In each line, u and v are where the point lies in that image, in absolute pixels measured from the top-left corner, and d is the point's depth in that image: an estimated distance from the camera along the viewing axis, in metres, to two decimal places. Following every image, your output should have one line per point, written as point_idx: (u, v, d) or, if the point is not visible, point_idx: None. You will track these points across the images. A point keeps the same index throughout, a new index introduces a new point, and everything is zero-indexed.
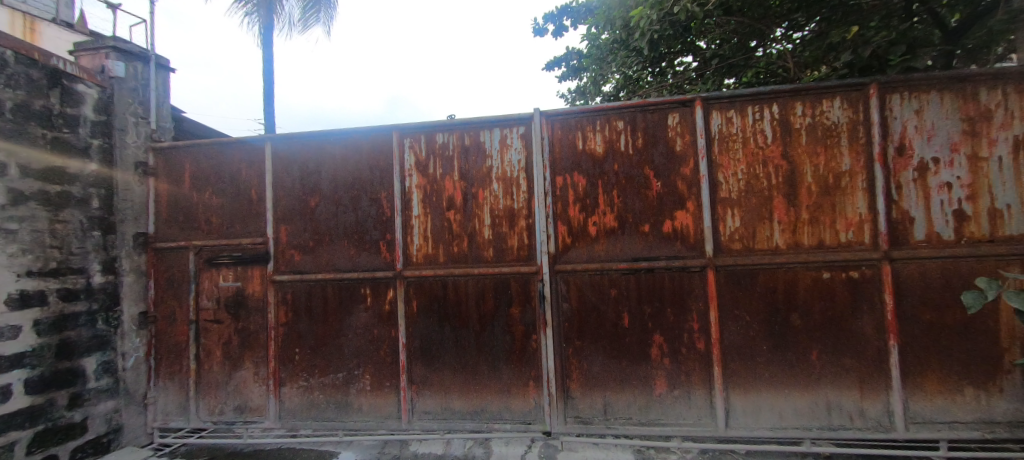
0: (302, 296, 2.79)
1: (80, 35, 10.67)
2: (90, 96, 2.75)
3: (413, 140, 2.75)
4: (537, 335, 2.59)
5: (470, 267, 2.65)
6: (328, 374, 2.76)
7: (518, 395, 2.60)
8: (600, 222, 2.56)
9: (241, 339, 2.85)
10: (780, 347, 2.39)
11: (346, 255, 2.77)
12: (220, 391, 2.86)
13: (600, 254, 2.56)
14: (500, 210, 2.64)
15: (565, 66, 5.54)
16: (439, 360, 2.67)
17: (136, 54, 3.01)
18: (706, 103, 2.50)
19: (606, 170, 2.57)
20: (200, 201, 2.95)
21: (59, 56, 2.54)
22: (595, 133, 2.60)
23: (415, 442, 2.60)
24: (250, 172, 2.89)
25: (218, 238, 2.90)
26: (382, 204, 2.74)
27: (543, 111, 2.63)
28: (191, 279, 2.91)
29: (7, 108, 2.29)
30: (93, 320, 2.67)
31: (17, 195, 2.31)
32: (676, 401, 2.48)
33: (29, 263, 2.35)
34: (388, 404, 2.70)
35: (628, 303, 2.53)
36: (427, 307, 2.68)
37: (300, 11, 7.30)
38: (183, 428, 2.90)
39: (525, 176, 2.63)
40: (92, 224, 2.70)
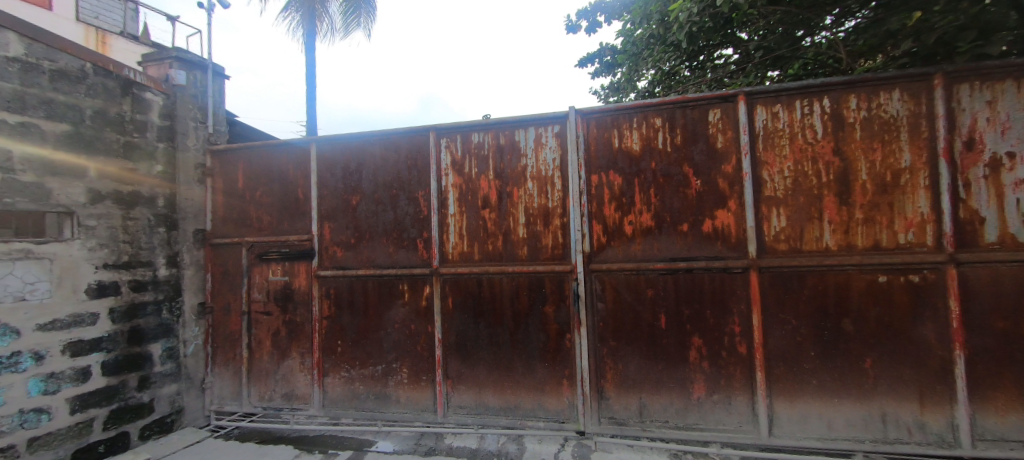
0: (344, 290, 2.91)
1: (146, 47, 11.54)
2: (156, 103, 2.98)
3: (449, 139, 2.80)
4: (571, 335, 2.58)
5: (505, 265, 2.68)
6: (368, 366, 2.86)
7: (551, 394, 2.61)
8: (636, 221, 2.51)
9: (289, 330, 3.01)
10: (830, 354, 2.27)
11: (386, 252, 2.86)
12: (270, 379, 3.03)
13: (637, 254, 2.52)
14: (535, 209, 2.64)
15: (599, 62, 5.45)
16: (474, 356, 2.71)
17: (197, 63, 3.24)
18: (750, 98, 2.40)
19: (643, 168, 2.52)
20: (251, 200, 3.13)
21: (130, 67, 2.78)
22: (632, 130, 2.55)
23: (450, 436, 2.64)
24: (296, 172, 3.04)
25: (268, 235, 3.07)
26: (419, 203, 2.81)
27: (578, 109, 2.61)
28: (244, 273, 3.10)
29: (87, 115, 2.58)
30: (159, 309, 2.90)
31: (96, 195, 2.58)
32: (716, 406, 2.40)
33: (105, 256, 2.61)
34: (424, 397, 2.77)
35: (665, 304, 2.48)
36: (463, 303, 2.73)
37: (341, 17, 7.59)
38: (236, 412, 3.10)
39: (559, 175, 2.62)
40: (159, 221, 2.93)
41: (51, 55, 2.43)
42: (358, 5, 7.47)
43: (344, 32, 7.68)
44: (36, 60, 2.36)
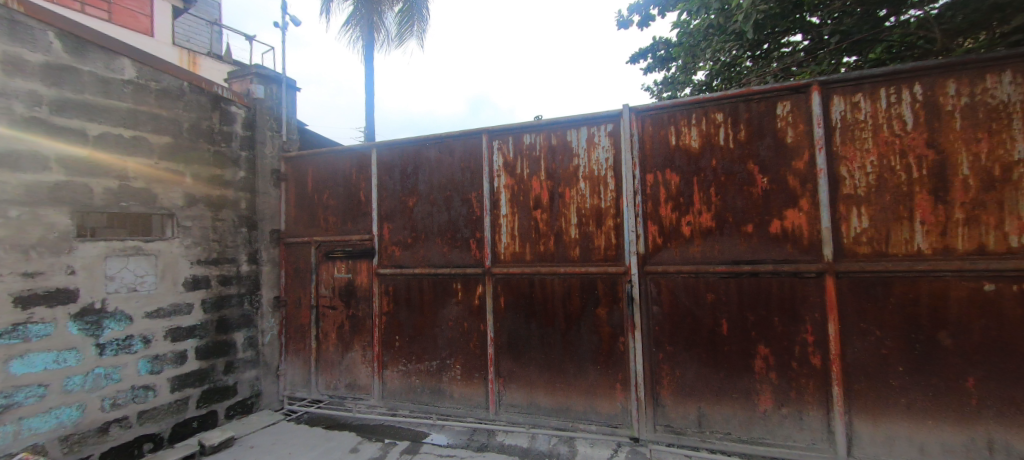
0: (402, 288, 3.05)
1: (228, 65, 12.78)
2: (240, 116, 3.29)
3: (502, 141, 2.84)
4: (624, 338, 2.52)
5: (557, 266, 2.67)
6: (423, 361, 2.98)
7: (604, 397, 2.56)
8: (695, 222, 2.40)
9: (352, 324, 3.20)
10: (922, 370, 2.03)
11: (441, 251, 2.96)
12: (335, 369, 3.25)
13: (695, 256, 2.41)
14: (587, 210, 2.61)
15: (652, 57, 5.26)
16: (526, 355, 2.73)
17: (273, 78, 3.54)
18: (825, 88, 2.21)
19: (703, 166, 2.40)
20: (319, 202, 3.37)
21: (219, 84, 3.10)
22: (690, 126, 2.44)
23: (502, 433, 2.67)
24: (358, 176, 3.24)
25: (334, 235, 3.29)
26: (472, 204, 2.88)
27: (632, 107, 2.54)
28: (313, 270, 3.33)
29: (185, 129, 2.91)
30: (242, 301, 3.21)
31: (191, 198, 2.91)
32: (785, 421, 2.24)
33: (199, 253, 2.94)
34: (477, 393, 2.83)
35: (727, 309, 2.35)
36: (515, 303, 2.76)
37: (397, 27, 7.93)
38: (306, 398, 3.34)
39: (612, 175, 2.57)
40: (241, 221, 3.24)
41: (157, 76, 2.77)
42: (412, 14, 7.78)
43: (399, 40, 8.02)
44: (145, 82, 2.71)
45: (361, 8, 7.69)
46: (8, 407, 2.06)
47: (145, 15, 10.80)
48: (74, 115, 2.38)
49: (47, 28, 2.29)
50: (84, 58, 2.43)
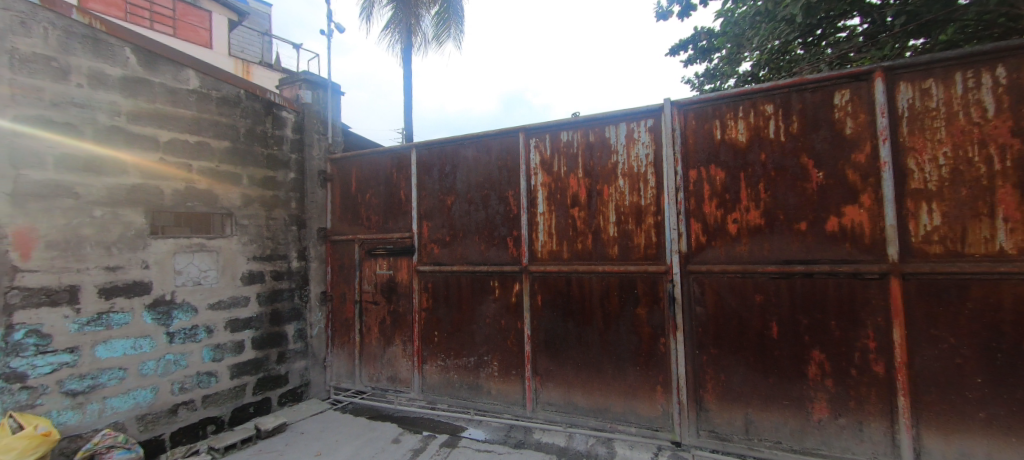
0: (440, 285, 3.12)
1: (278, 73, 13.53)
2: (290, 120, 3.47)
3: (539, 139, 2.84)
4: (666, 339, 2.44)
5: (595, 265, 2.63)
6: (462, 357, 3.03)
7: (644, 399, 2.50)
8: (742, 219, 2.29)
9: (393, 319, 3.31)
10: (1005, 383, 1.83)
11: (478, 249, 3.00)
12: (377, 362, 3.37)
13: (742, 255, 2.30)
14: (626, 207, 2.56)
15: (693, 48, 5.06)
16: (563, 354, 2.71)
17: (320, 83, 3.71)
18: (890, 74, 2.04)
19: (751, 161, 2.29)
20: (362, 201, 3.50)
21: (271, 91, 3.29)
22: (737, 120, 2.34)
23: (539, 431, 2.67)
24: (399, 175, 3.34)
25: (376, 232, 3.40)
26: (509, 202, 2.89)
27: (674, 101, 2.46)
28: (357, 267, 3.47)
29: (242, 134, 3.12)
30: (293, 295, 3.39)
31: (248, 199, 3.12)
32: (843, 432, 2.10)
33: (254, 250, 3.13)
34: (514, 391, 2.85)
35: (778, 312, 2.23)
36: (552, 301, 2.75)
37: (433, 30, 8.10)
38: (350, 389, 3.49)
39: (653, 171, 2.50)
40: (292, 220, 3.43)
41: (218, 85, 2.98)
42: (448, 16, 7.91)
43: (436, 42, 8.17)
44: (207, 91, 2.92)
45: (400, 12, 7.90)
46: (94, 387, 2.31)
47: (205, 29, 11.63)
48: (147, 124, 2.61)
49: (124, 45, 2.53)
50: (156, 71, 2.66)
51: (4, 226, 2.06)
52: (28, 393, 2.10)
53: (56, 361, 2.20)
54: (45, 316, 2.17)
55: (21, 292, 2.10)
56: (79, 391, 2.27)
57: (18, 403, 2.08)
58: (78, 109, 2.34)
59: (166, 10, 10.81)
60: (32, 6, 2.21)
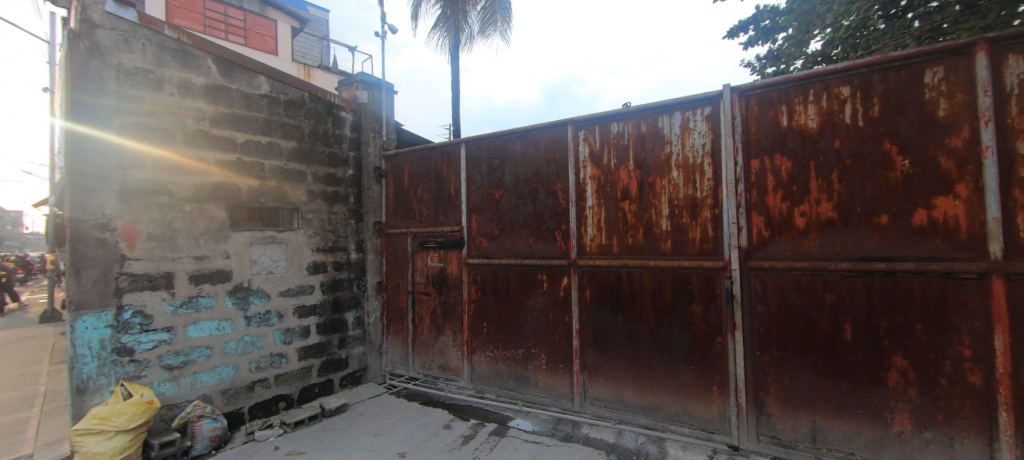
0: (489, 277, 3.18)
1: (335, 75, 14.31)
2: (348, 120, 3.67)
3: (588, 132, 2.79)
4: (723, 338, 2.33)
5: (646, 259, 2.56)
6: (510, 349, 3.08)
7: (698, 400, 2.41)
8: (811, 212, 2.13)
9: (444, 310, 3.43)
10: None
11: (526, 242, 3.02)
12: (429, 351, 3.51)
13: (810, 251, 2.13)
14: (680, 200, 2.46)
15: (754, 29, 4.73)
16: (613, 349, 2.67)
17: (375, 83, 3.88)
18: (995, 47, 1.79)
19: (822, 149, 2.11)
20: (414, 195, 3.63)
21: (331, 92, 3.48)
22: (806, 105, 2.16)
23: (587, 426, 2.65)
24: (449, 171, 3.43)
25: (427, 226, 3.52)
26: (558, 195, 2.88)
27: (734, 87, 2.32)
28: (410, 259, 3.62)
29: (307, 134, 3.34)
30: (352, 285, 3.61)
31: (312, 194, 3.34)
32: (929, 447, 1.90)
33: (318, 242, 3.36)
34: (562, 384, 2.86)
35: (852, 313, 2.05)
36: (601, 296, 2.72)
37: (479, 25, 8.20)
38: (404, 375, 3.66)
39: (710, 162, 2.37)
40: (351, 214, 3.63)
41: (284, 89, 3.20)
42: (495, 10, 7.95)
43: (482, 37, 8.26)
44: (276, 95, 3.15)
45: (447, 10, 8.06)
46: (186, 363, 2.61)
47: (272, 37, 12.53)
48: (226, 127, 2.87)
49: (207, 56, 2.79)
50: (233, 78, 2.91)
51: (114, 220, 2.38)
52: (135, 366, 2.42)
53: (156, 339, 2.51)
54: (148, 298, 2.48)
55: (129, 277, 2.42)
56: (175, 366, 2.57)
57: (127, 373, 2.40)
58: (170, 115, 2.62)
59: (238, 21, 11.78)
60: (133, 25, 2.49)
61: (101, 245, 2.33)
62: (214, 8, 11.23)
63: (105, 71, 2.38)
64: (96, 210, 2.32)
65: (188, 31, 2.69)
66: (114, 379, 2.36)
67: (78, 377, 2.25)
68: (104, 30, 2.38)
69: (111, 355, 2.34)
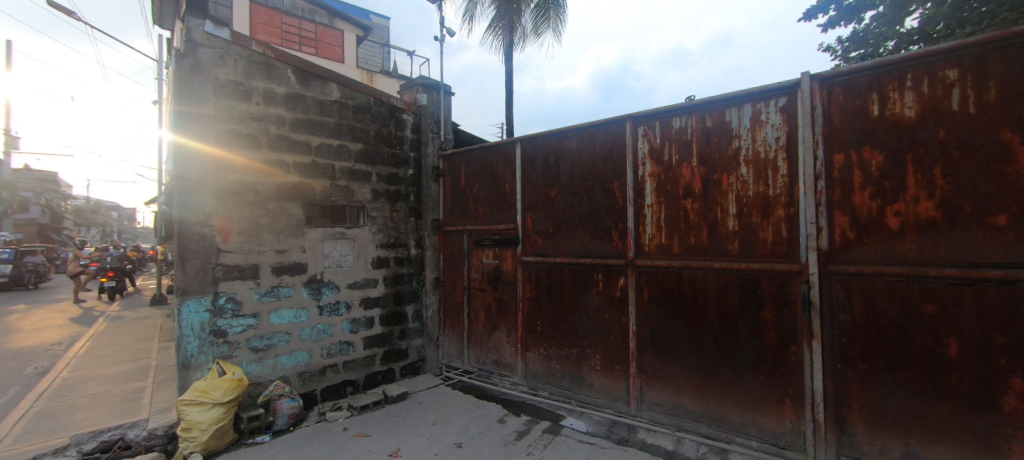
0: (543, 275, 3.19)
1: (395, 79, 15.02)
2: (409, 122, 3.84)
3: (648, 127, 2.70)
4: (798, 347, 2.16)
5: (710, 261, 2.44)
6: (564, 347, 3.07)
7: (768, 412, 2.25)
8: (908, 211, 1.88)
9: (498, 306, 3.49)
10: None
11: (582, 241, 2.99)
12: (484, 346, 3.59)
13: (906, 255, 1.89)
14: (749, 198, 2.31)
15: (835, 9, 4.32)
16: (672, 353, 2.58)
17: (434, 86, 4.02)
18: None
19: (922, 140, 1.86)
20: (470, 194, 3.73)
21: (394, 96, 3.66)
22: (903, 91, 1.91)
23: (644, 431, 2.58)
24: (505, 169, 3.48)
25: (483, 224, 3.60)
26: (615, 194, 2.82)
27: (814, 75, 2.12)
28: (466, 255, 3.72)
29: (372, 136, 3.54)
30: (412, 279, 3.79)
31: (376, 193, 3.55)
32: None
33: (381, 238, 3.57)
34: (618, 386, 2.80)
35: (958, 326, 1.78)
36: (660, 298, 2.63)
37: (533, 22, 8.19)
38: (460, 368, 3.78)
39: (784, 157, 2.20)
40: (411, 212, 3.81)
41: (352, 94, 3.42)
42: (548, 7, 7.92)
43: (536, 34, 8.26)
44: (346, 100, 3.37)
45: (502, 9, 8.12)
46: (269, 346, 2.89)
47: (339, 46, 13.41)
48: (303, 131, 3.13)
49: (287, 67, 3.05)
50: (308, 87, 3.16)
51: (212, 217, 2.69)
52: (228, 347, 2.73)
53: (245, 323, 2.80)
54: (237, 286, 2.77)
55: (223, 268, 2.72)
56: (260, 348, 2.86)
57: (221, 353, 2.71)
58: (256, 123, 2.91)
59: (310, 33, 12.76)
60: (227, 42, 2.79)
61: (202, 238, 2.64)
62: (289, 22, 12.24)
63: (204, 85, 2.68)
64: (198, 208, 2.63)
65: (271, 45, 2.95)
66: (211, 357, 2.67)
67: (184, 353, 2.57)
68: (204, 48, 2.69)
69: (208, 336, 2.66)
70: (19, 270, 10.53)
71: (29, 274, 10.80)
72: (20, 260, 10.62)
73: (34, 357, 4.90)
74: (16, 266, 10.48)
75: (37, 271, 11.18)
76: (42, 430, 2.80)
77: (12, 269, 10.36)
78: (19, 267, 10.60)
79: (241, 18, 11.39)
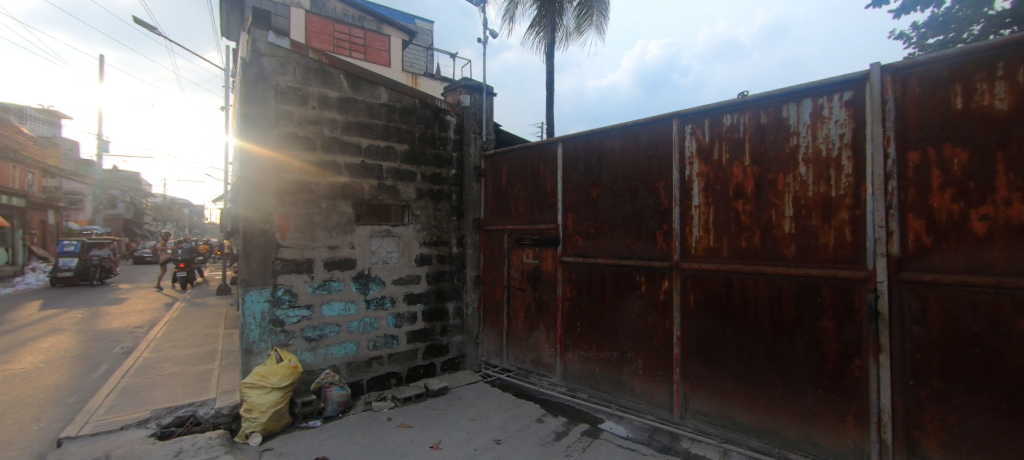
0: (584, 276, 3.17)
1: (437, 81, 15.38)
2: (452, 123, 3.93)
3: (696, 125, 2.60)
4: (863, 361, 1.99)
5: (763, 265, 2.32)
6: (604, 350, 3.03)
7: (827, 428, 2.11)
8: (998, 215, 1.66)
9: (538, 306, 3.50)
10: None
11: (624, 243, 2.93)
12: (523, 345, 3.61)
13: (993, 264, 1.69)
14: (809, 199, 2.16)
15: None
16: (719, 361, 2.47)
17: (477, 87, 4.09)
18: None
19: (1016, 135, 1.63)
20: (511, 193, 3.75)
21: (437, 98, 3.76)
22: (994, 81, 1.70)
23: (688, 440, 2.49)
24: (546, 169, 3.48)
25: (524, 223, 3.62)
26: (660, 194, 2.75)
27: (886, 66, 1.95)
28: (506, 254, 3.76)
29: (417, 137, 3.66)
30: (453, 277, 3.88)
31: (420, 193, 3.66)
32: None
33: (425, 236, 3.68)
34: (660, 392, 2.72)
35: None
36: (706, 302, 2.53)
37: (575, 20, 8.11)
38: (498, 366, 3.83)
39: (849, 155, 2.04)
40: (453, 211, 3.90)
41: (399, 97, 3.55)
42: (591, 5, 7.81)
43: (578, 32, 8.18)
44: (393, 103, 3.51)
45: (543, 9, 8.10)
46: (321, 336, 3.07)
47: (386, 51, 13.89)
48: (354, 133, 3.29)
49: (340, 73, 3.21)
50: (359, 91, 3.32)
51: (272, 214, 2.89)
52: (285, 335, 2.93)
53: (300, 314, 2.99)
54: (294, 279, 2.97)
55: (282, 261, 2.92)
56: (313, 338, 3.04)
57: (279, 341, 2.91)
58: (312, 126, 3.09)
59: (359, 39, 13.37)
60: (287, 51, 2.99)
61: (263, 234, 2.85)
62: (341, 30, 12.92)
63: (267, 92, 2.89)
64: (260, 206, 2.84)
65: (326, 51, 3.12)
66: (270, 344, 2.88)
67: (247, 340, 2.79)
68: (267, 57, 2.90)
69: (268, 325, 2.86)
70: (83, 264, 11.27)
71: (94, 268, 11.45)
72: (85, 253, 11.39)
73: (121, 338, 5.51)
74: (81, 260, 11.23)
75: (106, 264, 11.95)
76: (128, 403, 3.14)
77: (77, 263, 11.09)
78: (84, 261, 11.33)
79: (297, 28, 12.13)
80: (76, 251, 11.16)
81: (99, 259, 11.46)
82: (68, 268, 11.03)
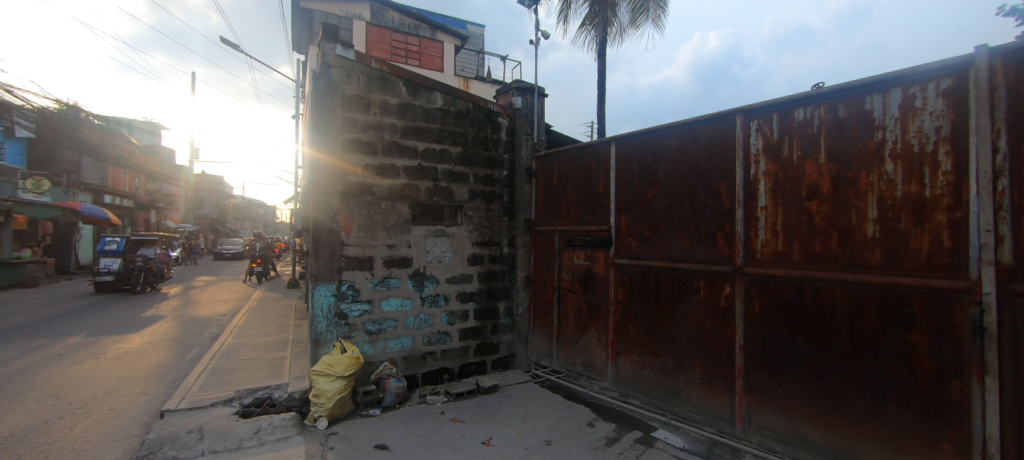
0: (638, 279, 3.08)
1: (488, 83, 15.61)
2: (504, 125, 3.98)
3: (762, 122, 2.46)
4: (963, 383, 1.76)
5: (841, 272, 2.12)
6: (659, 356, 2.93)
7: (918, 456, 1.89)
8: None
9: (589, 308, 3.46)
10: None
11: (681, 246, 2.82)
12: (574, 346, 3.59)
13: None
14: (897, 200, 1.95)
15: None
16: (788, 374, 2.31)
17: (528, 89, 4.13)
18: None
19: None
20: (562, 194, 3.74)
21: (489, 100, 3.83)
22: None
23: (752, 456, 2.35)
24: (598, 169, 3.44)
25: (575, 224, 3.60)
26: (721, 194, 2.61)
27: (995, 48, 1.72)
28: (557, 256, 3.75)
29: (470, 139, 3.76)
30: (504, 277, 3.93)
31: (472, 194, 3.76)
32: None
33: (477, 236, 3.77)
34: (721, 404, 2.59)
35: None
36: (773, 310, 2.38)
37: (630, 15, 7.89)
38: (548, 367, 3.82)
39: (948, 150, 1.81)
40: (504, 211, 3.95)
41: (453, 101, 3.66)
42: None
43: (634, 27, 7.94)
44: (448, 107, 3.63)
45: (597, 5, 7.95)
46: (381, 330, 3.26)
47: (439, 56, 14.34)
48: (412, 138, 3.45)
49: (399, 80, 3.38)
50: (417, 97, 3.47)
51: (338, 215, 3.11)
52: (348, 328, 3.13)
53: (362, 308, 3.19)
54: (356, 276, 3.17)
55: (347, 259, 3.13)
56: (373, 331, 3.23)
57: (343, 333, 3.12)
58: (374, 131, 3.28)
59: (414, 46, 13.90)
60: (352, 62, 3.19)
61: (331, 233, 3.07)
62: (397, 38, 13.57)
63: (335, 100, 3.11)
64: (328, 207, 3.07)
65: (386, 60, 3.30)
66: (335, 335, 3.09)
67: (316, 331, 3.03)
68: (335, 69, 3.12)
69: (334, 318, 3.08)
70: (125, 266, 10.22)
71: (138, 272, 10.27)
72: (128, 253, 10.47)
73: (208, 325, 6.16)
74: (124, 261, 10.19)
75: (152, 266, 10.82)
76: (216, 383, 3.51)
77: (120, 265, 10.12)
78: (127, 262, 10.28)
79: (359, 39, 12.88)
80: (118, 251, 10.22)
81: (143, 259, 10.45)
82: (110, 271, 10.00)
